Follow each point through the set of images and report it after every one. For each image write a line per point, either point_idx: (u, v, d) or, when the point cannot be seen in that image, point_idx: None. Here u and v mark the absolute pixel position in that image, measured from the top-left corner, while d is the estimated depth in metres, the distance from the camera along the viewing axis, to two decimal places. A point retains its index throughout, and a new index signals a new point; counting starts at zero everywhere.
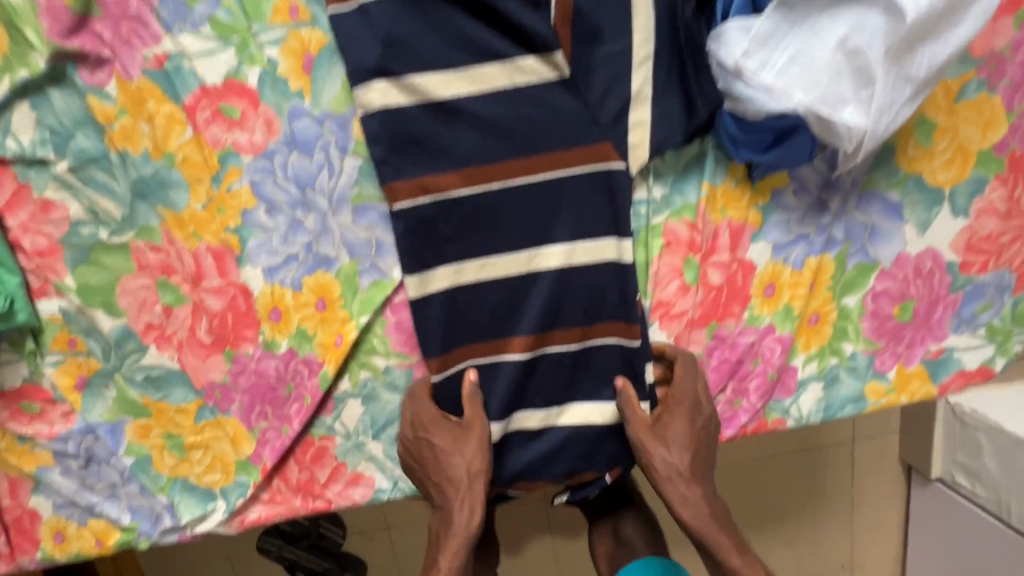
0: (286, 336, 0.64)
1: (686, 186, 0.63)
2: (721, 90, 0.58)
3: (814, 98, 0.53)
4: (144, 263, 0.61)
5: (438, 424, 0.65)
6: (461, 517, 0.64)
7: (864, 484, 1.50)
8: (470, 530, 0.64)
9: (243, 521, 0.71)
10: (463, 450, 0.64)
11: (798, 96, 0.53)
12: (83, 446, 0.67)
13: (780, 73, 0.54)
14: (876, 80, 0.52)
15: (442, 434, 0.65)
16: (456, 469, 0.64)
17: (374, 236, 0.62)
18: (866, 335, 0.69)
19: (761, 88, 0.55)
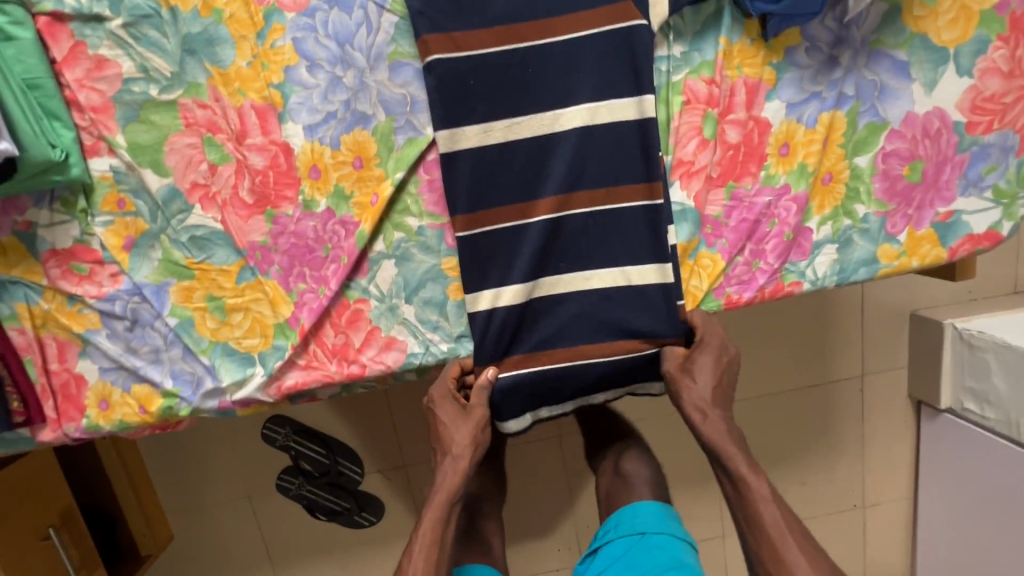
0: (324, 194, 0.68)
1: (704, 44, 0.66)
2: None
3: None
4: (191, 121, 0.65)
5: (445, 400, 0.73)
6: (447, 474, 0.72)
7: (877, 424, 1.48)
8: (451, 487, 0.72)
9: (279, 388, 0.73)
10: (465, 425, 0.72)
11: None
12: (129, 307, 0.70)
13: None
14: None
15: (450, 413, 0.73)
16: (457, 435, 0.73)
17: (409, 93, 0.65)
18: (877, 197, 0.72)
19: None
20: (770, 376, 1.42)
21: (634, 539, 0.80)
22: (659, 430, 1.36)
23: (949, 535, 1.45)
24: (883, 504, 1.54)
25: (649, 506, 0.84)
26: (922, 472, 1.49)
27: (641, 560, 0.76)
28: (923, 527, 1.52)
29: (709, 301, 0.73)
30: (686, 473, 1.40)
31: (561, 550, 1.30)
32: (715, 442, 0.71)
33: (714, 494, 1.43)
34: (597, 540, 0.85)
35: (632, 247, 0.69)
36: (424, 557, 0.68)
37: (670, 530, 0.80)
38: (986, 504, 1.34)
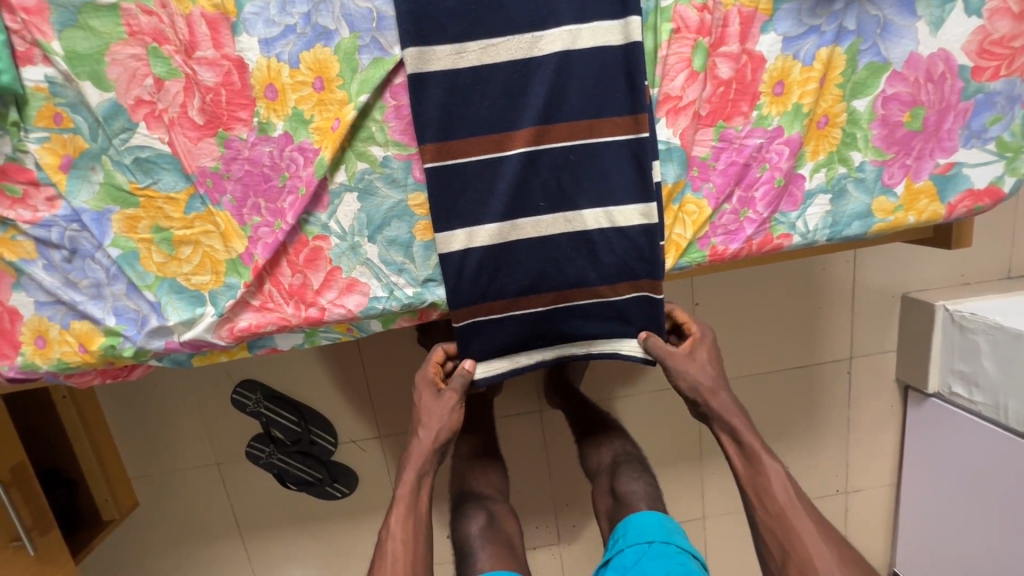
0: (282, 117, 0.62)
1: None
2: None
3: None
4: (135, 29, 0.59)
5: (427, 386, 0.74)
6: (422, 445, 0.74)
7: (860, 409, 1.45)
8: (425, 452, 0.74)
9: (232, 330, 0.68)
10: (441, 411, 0.74)
11: None
12: (67, 235, 0.64)
13: None
14: None
15: (428, 397, 0.74)
16: (434, 417, 0.74)
17: (375, 8, 0.60)
18: (875, 145, 0.67)
19: None
20: (755, 356, 1.38)
21: (644, 546, 0.85)
22: (640, 405, 1.33)
23: (933, 523, 1.43)
24: (866, 489, 1.52)
25: (649, 515, 0.91)
26: (906, 458, 1.47)
27: (654, 564, 0.82)
28: (908, 513, 1.49)
29: (693, 252, 0.69)
30: (668, 451, 1.37)
31: (540, 527, 1.36)
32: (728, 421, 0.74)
33: (696, 474, 1.40)
34: (607, 552, 0.91)
35: (613, 186, 0.64)
36: (401, 522, 0.71)
37: (674, 539, 0.87)
38: (974, 492, 1.31)
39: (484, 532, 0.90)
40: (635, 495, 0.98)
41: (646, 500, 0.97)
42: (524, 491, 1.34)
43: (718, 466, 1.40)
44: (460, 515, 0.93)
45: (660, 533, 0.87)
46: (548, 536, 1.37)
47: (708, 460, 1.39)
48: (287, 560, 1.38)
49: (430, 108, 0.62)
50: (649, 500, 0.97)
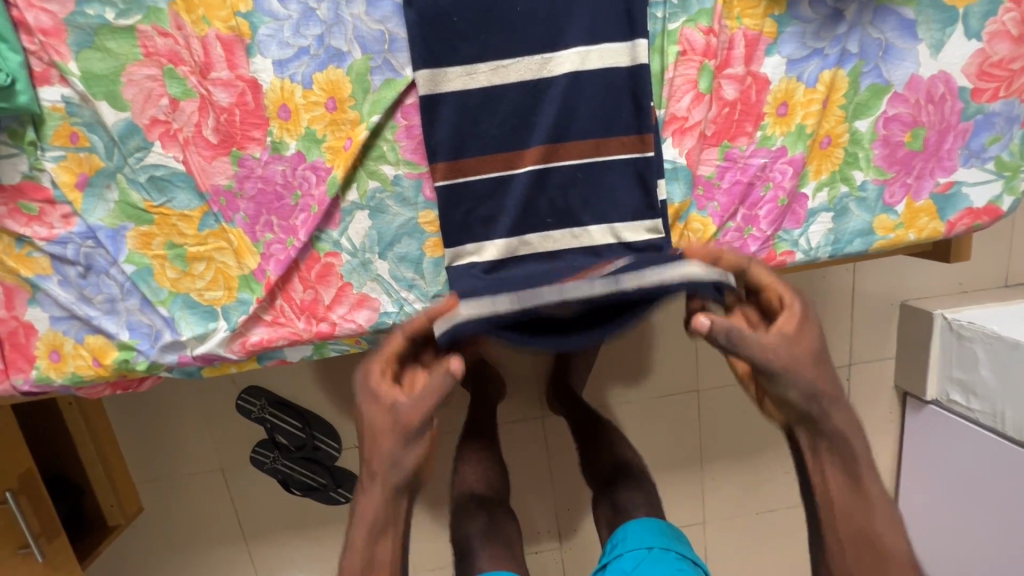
0: (295, 137, 0.63)
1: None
2: None
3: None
4: (151, 50, 0.60)
5: (384, 431, 0.52)
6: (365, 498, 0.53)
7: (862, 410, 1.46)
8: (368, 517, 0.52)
9: (244, 344, 0.69)
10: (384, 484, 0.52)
11: None
12: (82, 252, 0.65)
13: None
14: None
15: (382, 445, 0.52)
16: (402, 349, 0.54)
17: (387, 30, 0.61)
18: (876, 164, 0.69)
19: None
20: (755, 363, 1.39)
21: (643, 552, 0.86)
22: (642, 411, 1.34)
23: (929, 528, 1.44)
24: None
25: (650, 523, 0.92)
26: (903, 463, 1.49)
27: (653, 569, 0.83)
28: (906, 518, 1.50)
29: None
30: (669, 457, 1.39)
31: (542, 531, 1.38)
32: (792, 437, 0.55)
33: (696, 479, 1.41)
34: (604, 557, 0.92)
35: (620, 203, 0.66)
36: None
37: (673, 546, 0.88)
38: (970, 498, 1.32)
39: (485, 531, 0.90)
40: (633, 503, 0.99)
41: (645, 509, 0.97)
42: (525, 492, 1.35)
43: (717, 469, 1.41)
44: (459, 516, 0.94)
45: (659, 539, 0.88)
46: (549, 540, 1.38)
47: (708, 466, 1.41)
48: (290, 564, 1.40)
49: (441, 129, 0.63)
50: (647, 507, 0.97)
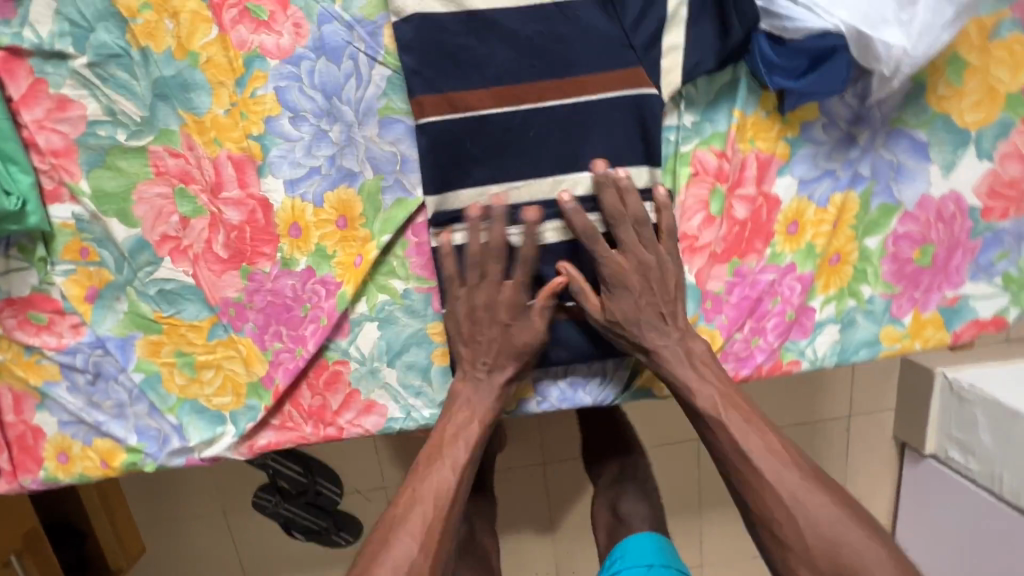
0: (305, 253, 0.63)
1: (717, 113, 0.62)
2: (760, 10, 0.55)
3: (860, 15, 0.52)
4: (162, 170, 0.60)
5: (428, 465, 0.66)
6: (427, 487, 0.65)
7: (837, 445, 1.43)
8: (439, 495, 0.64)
9: (252, 447, 0.70)
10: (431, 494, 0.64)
11: (840, 14, 0.52)
12: (91, 360, 0.65)
13: None
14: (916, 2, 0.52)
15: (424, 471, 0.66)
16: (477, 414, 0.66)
17: (400, 151, 0.61)
18: (885, 278, 0.69)
19: (804, 5, 0.53)
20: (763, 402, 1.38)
21: (643, 570, 0.79)
22: None
23: None
24: None
25: (646, 539, 0.84)
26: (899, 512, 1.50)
27: None
28: None
29: None
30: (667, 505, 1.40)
31: None
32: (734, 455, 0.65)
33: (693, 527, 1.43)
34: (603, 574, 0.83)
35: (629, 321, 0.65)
36: None
37: (671, 561, 0.81)
38: (964, 555, 1.34)
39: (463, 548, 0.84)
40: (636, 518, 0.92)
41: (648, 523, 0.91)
42: (516, 520, 1.33)
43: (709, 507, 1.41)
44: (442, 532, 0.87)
45: (659, 556, 0.81)
46: None
47: (706, 514, 1.42)
48: None
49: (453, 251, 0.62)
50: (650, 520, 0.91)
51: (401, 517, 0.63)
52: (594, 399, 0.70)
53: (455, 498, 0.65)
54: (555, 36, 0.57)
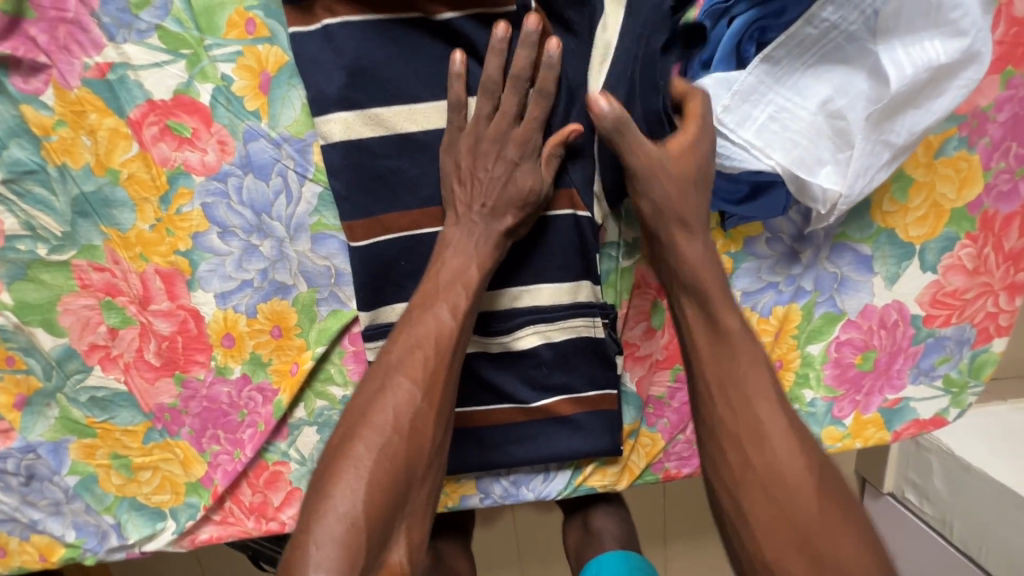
0: (239, 362, 0.62)
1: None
2: None
3: (797, 157, 0.53)
4: (87, 283, 0.58)
5: (399, 359, 0.50)
6: (394, 396, 0.49)
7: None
8: (403, 412, 0.48)
9: (194, 540, 0.69)
10: (393, 396, 0.49)
11: (776, 156, 0.54)
12: (24, 463, 0.64)
13: (762, 129, 0.54)
14: (853, 144, 0.53)
15: (389, 380, 0.49)
16: (444, 327, 0.51)
17: (334, 266, 0.59)
18: (827, 382, 0.69)
19: (743, 144, 0.54)
20: None
21: None
22: None
23: None
24: None
25: (617, 556, 0.69)
26: None
27: None
28: None
29: (648, 475, 0.70)
30: None
31: None
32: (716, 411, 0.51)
33: None
34: None
35: (570, 425, 0.65)
36: (351, 490, 0.44)
37: None
38: None
39: None
40: (607, 534, 0.75)
41: (619, 542, 0.74)
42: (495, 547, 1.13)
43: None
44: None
45: None
46: None
47: None
48: None
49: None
50: (622, 538, 0.74)
51: (328, 483, 0.45)
52: (536, 494, 0.69)
53: (361, 521, 0.44)
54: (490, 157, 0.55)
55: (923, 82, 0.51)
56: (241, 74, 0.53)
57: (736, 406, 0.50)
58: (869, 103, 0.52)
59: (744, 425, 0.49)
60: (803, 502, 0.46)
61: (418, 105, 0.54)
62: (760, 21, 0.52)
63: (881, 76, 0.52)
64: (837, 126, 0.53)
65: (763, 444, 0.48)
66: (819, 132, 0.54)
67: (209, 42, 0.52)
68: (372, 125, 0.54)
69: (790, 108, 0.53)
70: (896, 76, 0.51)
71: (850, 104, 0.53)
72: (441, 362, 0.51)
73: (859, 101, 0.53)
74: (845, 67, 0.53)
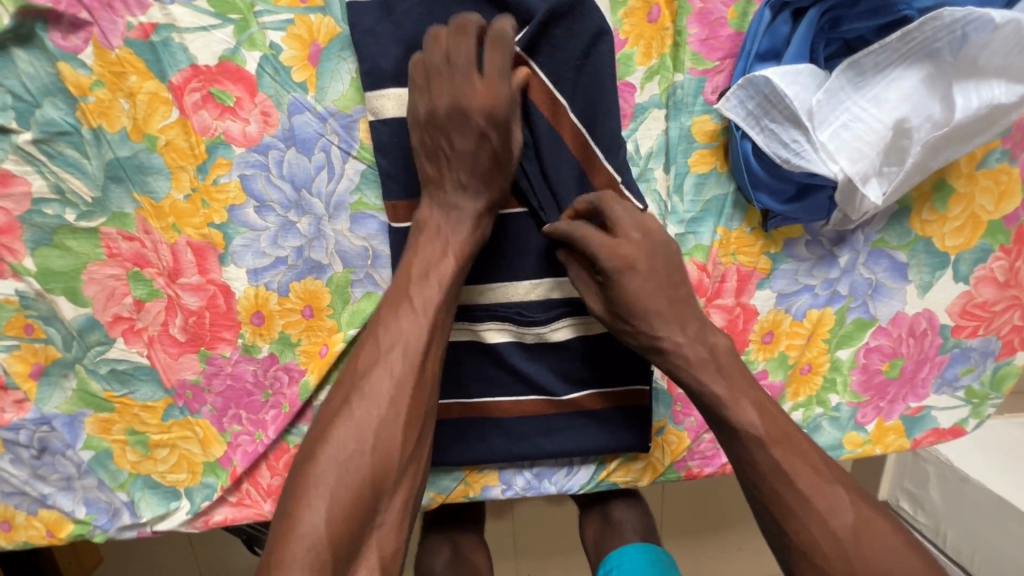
0: (267, 341, 0.61)
1: (681, 112, 0.56)
2: (748, 116, 0.52)
3: (858, 170, 0.51)
4: (115, 253, 0.56)
5: (393, 337, 0.49)
6: (385, 378, 0.47)
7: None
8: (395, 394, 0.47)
9: (207, 522, 0.67)
10: (387, 376, 0.47)
11: (841, 163, 0.51)
12: (36, 436, 0.62)
13: (832, 135, 0.51)
14: (907, 164, 0.52)
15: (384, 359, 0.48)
16: (441, 305, 0.51)
17: (372, 246, 0.58)
18: (852, 388, 0.69)
19: (813, 144, 0.51)
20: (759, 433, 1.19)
21: None
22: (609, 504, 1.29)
23: None
24: None
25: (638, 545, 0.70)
26: None
27: None
28: None
29: (671, 473, 0.69)
30: None
31: None
32: (765, 492, 0.48)
33: None
34: None
35: (599, 420, 0.64)
36: (340, 478, 0.44)
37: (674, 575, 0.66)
38: None
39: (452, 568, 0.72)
40: (626, 525, 0.74)
41: (640, 534, 0.73)
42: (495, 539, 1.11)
43: (744, 546, 1.10)
44: (422, 549, 0.75)
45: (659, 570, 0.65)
46: None
47: None
48: None
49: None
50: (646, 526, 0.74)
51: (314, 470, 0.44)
52: (559, 488, 0.68)
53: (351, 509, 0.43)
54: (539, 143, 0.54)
55: (994, 112, 0.50)
56: (290, 44, 0.52)
57: (765, 486, 0.48)
58: (936, 125, 0.50)
59: (778, 507, 0.47)
60: (873, 570, 0.44)
61: None
62: (834, 11, 0.51)
63: (954, 101, 0.50)
64: (900, 143, 0.51)
65: (793, 520, 0.46)
66: (884, 147, 0.51)
67: (259, 9, 0.51)
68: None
69: (864, 118, 0.50)
70: (973, 104, 0.49)
71: (919, 126, 0.51)
72: (433, 341, 0.50)
73: (928, 123, 0.50)
74: (924, 86, 0.50)
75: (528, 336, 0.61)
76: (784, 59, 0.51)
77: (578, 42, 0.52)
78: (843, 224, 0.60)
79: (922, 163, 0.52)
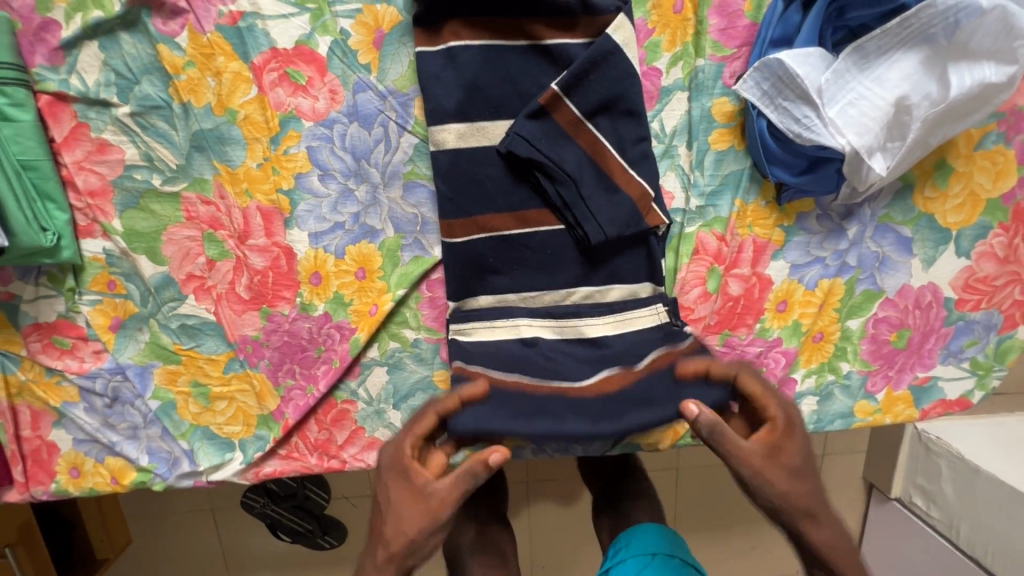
0: (323, 300, 0.66)
1: (702, 93, 0.63)
2: (763, 96, 0.58)
3: (863, 142, 0.57)
4: (193, 215, 0.63)
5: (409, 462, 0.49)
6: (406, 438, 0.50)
7: (846, 499, 1.14)
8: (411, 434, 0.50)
9: (257, 474, 0.71)
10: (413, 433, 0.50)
11: (849, 136, 0.56)
12: (110, 386, 0.69)
13: (840, 111, 0.57)
14: (909, 138, 0.57)
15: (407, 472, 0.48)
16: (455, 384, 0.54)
17: (421, 214, 0.64)
18: (862, 356, 0.73)
19: (823, 120, 0.57)
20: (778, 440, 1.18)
21: (647, 559, 0.65)
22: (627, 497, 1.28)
23: None
24: None
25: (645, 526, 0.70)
26: None
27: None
28: None
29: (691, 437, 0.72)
30: None
31: None
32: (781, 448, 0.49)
33: None
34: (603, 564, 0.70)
35: None
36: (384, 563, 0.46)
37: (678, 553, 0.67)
38: None
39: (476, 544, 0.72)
40: None
41: None
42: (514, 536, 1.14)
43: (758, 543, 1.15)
44: None
45: (664, 544, 0.67)
46: None
47: None
48: None
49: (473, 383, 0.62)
50: None
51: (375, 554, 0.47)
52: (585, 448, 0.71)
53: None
54: (578, 167, 0.60)
55: (986, 91, 0.55)
56: (358, 30, 0.59)
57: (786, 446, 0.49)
58: (935, 101, 0.56)
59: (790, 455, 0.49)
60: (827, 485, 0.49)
61: (514, 71, 0.60)
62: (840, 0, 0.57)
63: (951, 80, 0.55)
64: (902, 119, 0.57)
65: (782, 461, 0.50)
66: (888, 122, 0.57)
67: None
68: (483, 136, 0.61)
69: (868, 96, 0.56)
70: (967, 82, 0.55)
71: (919, 103, 0.56)
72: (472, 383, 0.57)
73: (927, 101, 0.56)
74: (923, 68, 0.56)
75: (563, 336, 0.65)
76: (795, 45, 0.58)
77: (611, 82, 0.59)
78: (852, 198, 0.66)
79: (921, 139, 0.58)
